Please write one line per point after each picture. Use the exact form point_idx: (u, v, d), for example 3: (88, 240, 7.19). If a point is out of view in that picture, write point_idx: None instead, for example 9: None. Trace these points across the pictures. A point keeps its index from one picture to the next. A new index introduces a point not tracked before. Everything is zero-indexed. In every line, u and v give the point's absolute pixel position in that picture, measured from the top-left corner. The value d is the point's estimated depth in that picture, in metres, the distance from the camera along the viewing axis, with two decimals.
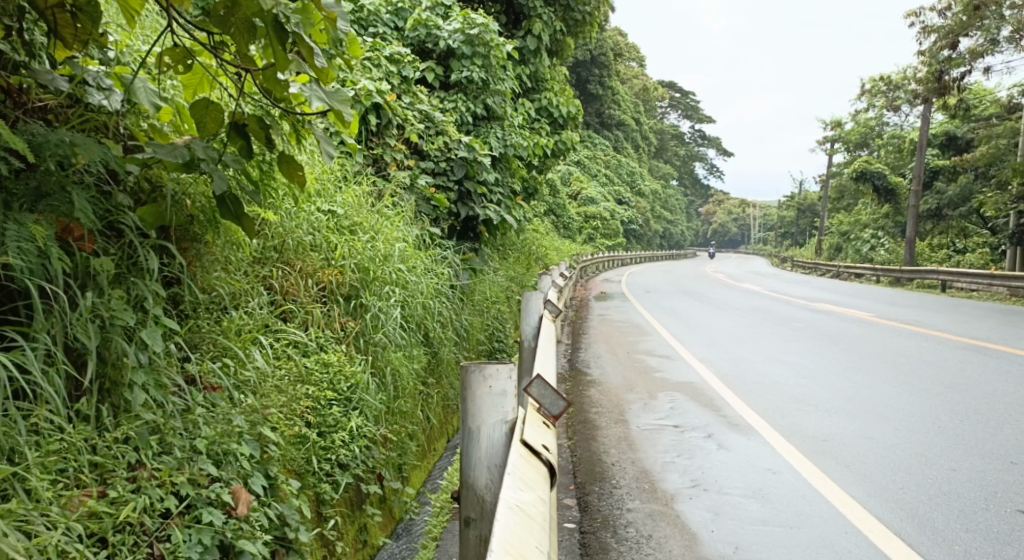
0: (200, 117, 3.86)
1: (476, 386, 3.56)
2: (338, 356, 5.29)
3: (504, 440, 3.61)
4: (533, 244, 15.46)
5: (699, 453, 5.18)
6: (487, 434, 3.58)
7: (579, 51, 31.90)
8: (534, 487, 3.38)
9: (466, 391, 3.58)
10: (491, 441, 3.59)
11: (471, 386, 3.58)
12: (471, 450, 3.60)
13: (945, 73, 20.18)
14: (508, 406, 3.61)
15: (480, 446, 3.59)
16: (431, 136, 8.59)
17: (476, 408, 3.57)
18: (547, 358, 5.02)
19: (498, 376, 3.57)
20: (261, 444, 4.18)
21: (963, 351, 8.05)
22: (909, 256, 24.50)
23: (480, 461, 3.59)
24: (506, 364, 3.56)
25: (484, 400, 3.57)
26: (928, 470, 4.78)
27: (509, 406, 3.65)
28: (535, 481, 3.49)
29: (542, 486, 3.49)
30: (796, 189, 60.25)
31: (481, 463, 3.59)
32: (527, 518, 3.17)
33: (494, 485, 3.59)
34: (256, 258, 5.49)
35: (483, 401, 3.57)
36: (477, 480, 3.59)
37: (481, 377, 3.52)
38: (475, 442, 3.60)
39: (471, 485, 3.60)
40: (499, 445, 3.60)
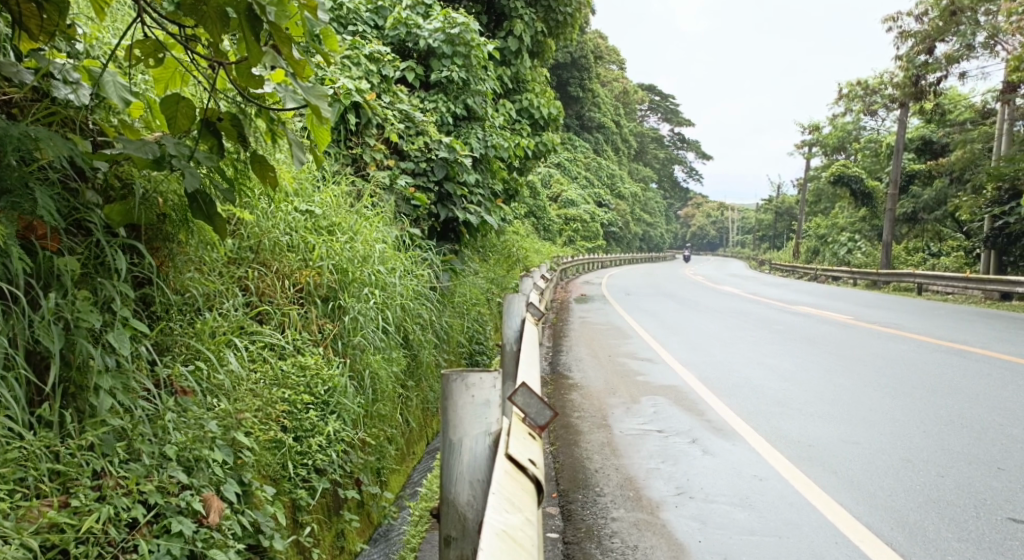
0: (171, 113, 3.75)
1: (458, 396, 3.48)
2: (316, 359, 5.17)
3: (487, 453, 3.52)
4: (514, 246, 15.39)
5: (683, 459, 5.11)
6: (469, 447, 3.50)
7: (559, 53, 31.98)
8: (519, 506, 3.29)
9: (447, 401, 3.50)
10: (473, 455, 3.50)
11: (452, 395, 3.50)
12: (452, 464, 3.50)
13: (923, 78, 20.32)
14: (491, 417, 3.53)
15: (462, 460, 3.50)
16: (411, 136, 8.47)
17: (458, 419, 3.49)
18: (531, 363, 4.91)
19: (481, 385, 3.49)
20: (235, 450, 4.08)
21: (944, 355, 8.05)
22: (887, 259, 24.63)
23: (462, 476, 3.50)
24: (489, 374, 3.48)
25: (466, 411, 3.49)
26: (915, 476, 4.73)
27: (493, 418, 3.57)
28: (521, 497, 3.39)
29: (526, 501, 3.41)
30: (775, 193, 60.60)
31: (463, 478, 3.50)
32: (514, 542, 3.07)
33: (476, 501, 3.50)
34: (231, 259, 5.37)
35: (465, 411, 3.49)
36: (459, 496, 3.49)
37: (463, 386, 3.43)
38: (457, 455, 3.51)
39: (452, 501, 3.51)
40: (482, 458, 3.51)
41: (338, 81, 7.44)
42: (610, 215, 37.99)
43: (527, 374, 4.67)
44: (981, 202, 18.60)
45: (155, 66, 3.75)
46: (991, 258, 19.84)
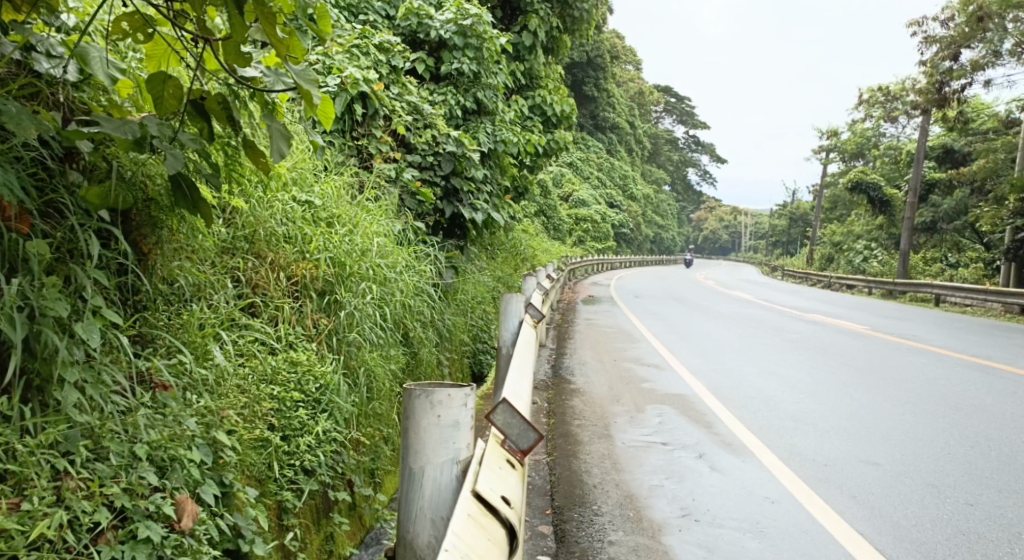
0: (158, 92, 3.54)
1: (422, 415, 3.25)
2: (309, 355, 4.95)
3: (452, 486, 3.30)
4: (521, 244, 15.19)
5: (690, 477, 4.88)
6: (433, 477, 3.28)
7: (575, 52, 31.89)
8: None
9: (409, 421, 3.27)
10: (437, 485, 3.28)
11: (416, 414, 3.27)
12: (413, 497, 3.29)
13: (946, 85, 20.00)
14: (458, 445, 3.30)
15: (424, 493, 3.28)
16: (419, 129, 8.25)
17: (421, 444, 3.26)
18: (524, 371, 4.65)
19: (448, 403, 3.26)
20: (215, 450, 3.87)
21: (966, 371, 7.81)
22: (903, 269, 24.32)
23: (422, 513, 3.28)
24: (457, 393, 3.25)
25: (431, 435, 3.26)
26: (942, 505, 4.48)
27: (462, 445, 3.33)
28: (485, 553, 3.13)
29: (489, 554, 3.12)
30: (790, 198, 60.21)
31: (424, 516, 3.28)
32: None
33: (437, 543, 3.27)
34: (224, 248, 5.18)
35: (430, 434, 3.26)
36: (418, 536, 3.27)
37: (427, 403, 3.20)
38: (419, 486, 3.29)
39: (410, 541, 3.29)
40: (447, 491, 3.29)
41: (345, 70, 7.24)
42: (622, 216, 37.79)
43: (517, 383, 4.38)
44: (1003, 213, 18.21)
45: (143, 42, 3.53)
46: (1012, 271, 19.53)
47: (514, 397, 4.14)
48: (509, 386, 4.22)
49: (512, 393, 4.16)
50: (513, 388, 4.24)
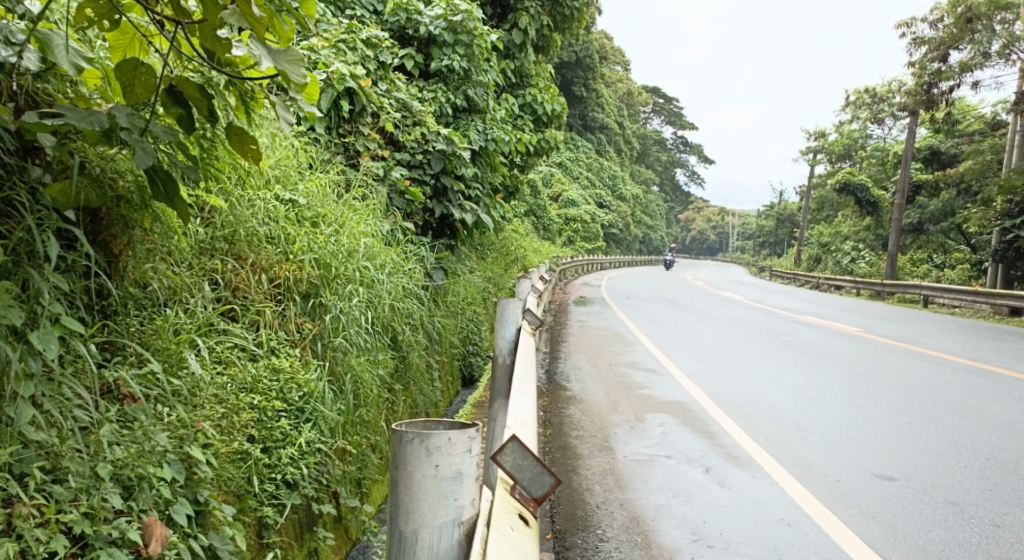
0: (128, 81, 3.27)
1: (416, 466, 2.67)
2: (292, 362, 4.71)
3: (452, 552, 2.74)
4: (512, 245, 14.92)
5: (698, 495, 4.64)
6: (428, 544, 2.70)
7: (564, 52, 31.75)
8: None
9: (400, 470, 2.68)
10: (434, 554, 2.71)
11: (408, 465, 2.68)
12: None
13: (935, 86, 19.84)
14: (458, 501, 2.73)
15: None
16: (408, 126, 7.99)
17: (413, 502, 2.68)
18: (526, 382, 4.34)
19: (448, 450, 2.68)
20: (189, 466, 3.62)
21: (967, 376, 7.62)
22: (891, 270, 24.21)
23: None
24: (458, 437, 2.68)
25: (427, 490, 2.68)
26: (968, 527, 4.26)
27: (463, 501, 2.76)
28: None
29: None
30: (777, 199, 60.21)
31: None
32: None
33: None
34: (203, 249, 4.91)
35: (426, 489, 2.68)
36: None
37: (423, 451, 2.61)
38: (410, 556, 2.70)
39: None
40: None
41: (332, 65, 7.01)
42: (610, 217, 37.60)
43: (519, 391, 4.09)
44: (991, 214, 18.03)
45: (109, 29, 3.27)
46: (998, 272, 19.44)
47: (519, 409, 3.81)
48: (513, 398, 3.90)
49: (517, 406, 3.85)
50: (517, 398, 3.95)
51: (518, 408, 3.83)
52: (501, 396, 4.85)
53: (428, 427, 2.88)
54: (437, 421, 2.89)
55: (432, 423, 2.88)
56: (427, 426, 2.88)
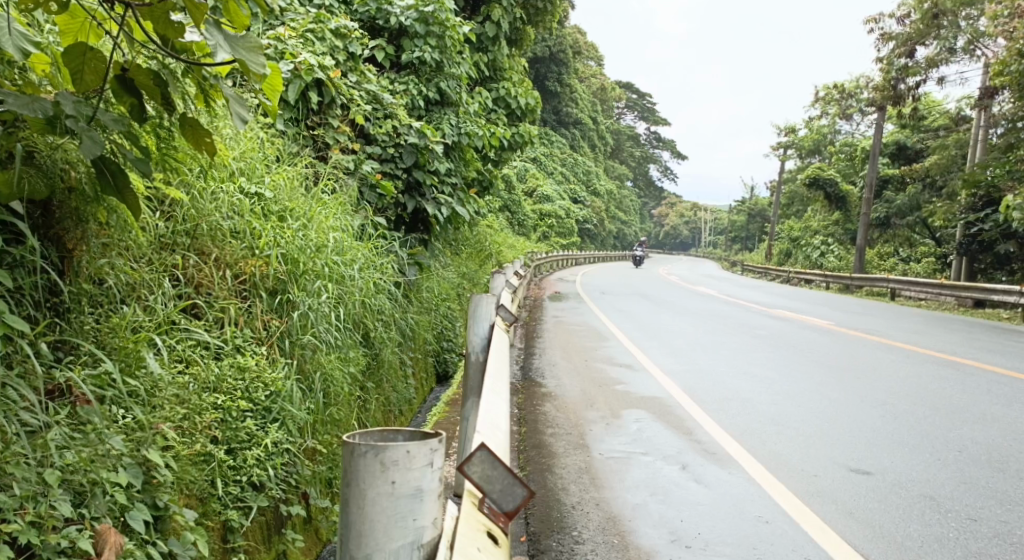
0: (76, 68, 3.11)
1: (370, 483, 2.51)
2: (258, 360, 4.57)
3: None
4: (486, 240, 14.80)
5: (675, 493, 4.54)
6: None
7: (538, 47, 31.68)
8: None
9: (352, 487, 2.53)
10: None
11: (362, 481, 2.53)
12: None
13: (901, 81, 19.75)
14: (419, 520, 2.56)
15: None
16: (379, 118, 7.83)
17: (368, 522, 2.52)
18: (499, 380, 4.17)
19: (407, 465, 2.53)
20: (146, 470, 3.49)
21: (939, 368, 7.61)
22: (861, 263, 24.37)
23: None
24: (417, 449, 2.53)
25: (382, 509, 2.52)
26: (944, 521, 4.19)
27: (425, 521, 2.59)
28: None
29: None
30: (748, 194, 60.46)
31: None
32: None
33: None
34: (163, 244, 4.75)
35: (381, 507, 2.52)
36: None
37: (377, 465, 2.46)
38: None
39: None
40: None
41: (299, 56, 6.87)
42: (584, 212, 37.56)
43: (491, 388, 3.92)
44: (955, 208, 18.12)
45: (56, 12, 3.10)
46: (962, 265, 19.62)
47: (490, 410, 3.65)
48: (484, 398, 3.73)
49: (489, 405, 3.69)
50: (490, 397, 3.79)
51: (489, 408, 3.66)
52: (473, 393, 4.74)
53: (386, 438, 2.75)
54: (397, 432, 2.75)
55: (390, 434, 2.75)
56: (384, 437, 2.74)
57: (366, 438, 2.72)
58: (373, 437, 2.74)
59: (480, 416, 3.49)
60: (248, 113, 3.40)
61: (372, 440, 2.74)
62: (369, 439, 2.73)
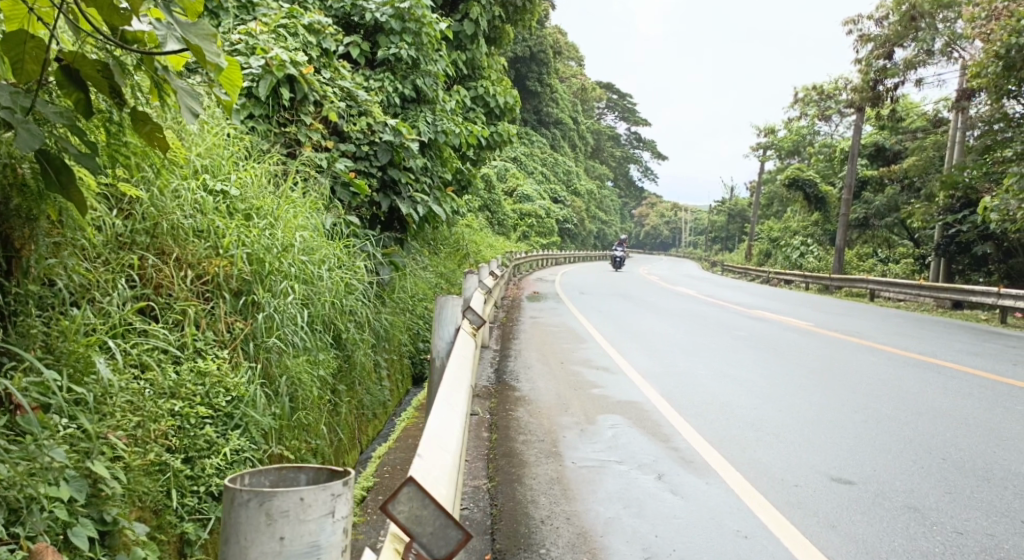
0: (16, 56, 2.92)
1: (254, 539, 2.22)
2: (220, 365, 4.38)
3: None
4: (465, 240, 14.62)
5: (651, 506, 4.40)
6: None
7: (518, 46, 31.57)
8: None
9: (233, 544, 2.23)
10: None
11: (244, 536, 2.23)
12: None
13: (880, 83, 19.71)
14: None
15: None
16: (353, 116, 7.62)
17: None
18: (457, 388, 3.93)
19: (299, 516, 2.23)
20: (91, 483, 3.40)
21: (919, 371, 7.52)
22: (838, 264, 24.42)
23: None
24: (311, 496, 2.24)
25: None
26: (930, 535, 4.07)
27: None
28: None
29: None
30: (728, 195, 60.54)
31: None
32: None
33: None
34: (121, 243, 4.56)
35: None
36: None
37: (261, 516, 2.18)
38: None
39: None
40: None
41: (271, 51, 6.72)
42: (564, 212, 37.46)
43: (447, 401, 3.66)
44: (933, 210, 18.09)
45: None
46: (939, 266, 19.64)
47: (442, 425, 3.40)
48: (434, 411, 3.48)
49: (445, 417, 3.50)
50: (447, 410, 3.60)
51: (439, 423, 3.40)
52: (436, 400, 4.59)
53: (286, 479, 2.47)
54: (299, 471, 2.47)
55: (291, 473, 2.47)
56: (281, 478, 2.46)
57: (260, 480, 2.43)
58: (270, 477, 2.46)
59: (435, 429, 3.31)
60: (202, 108, 3.22)
61: (268, 481, 2.45)
62: (265, 480, 2.44)
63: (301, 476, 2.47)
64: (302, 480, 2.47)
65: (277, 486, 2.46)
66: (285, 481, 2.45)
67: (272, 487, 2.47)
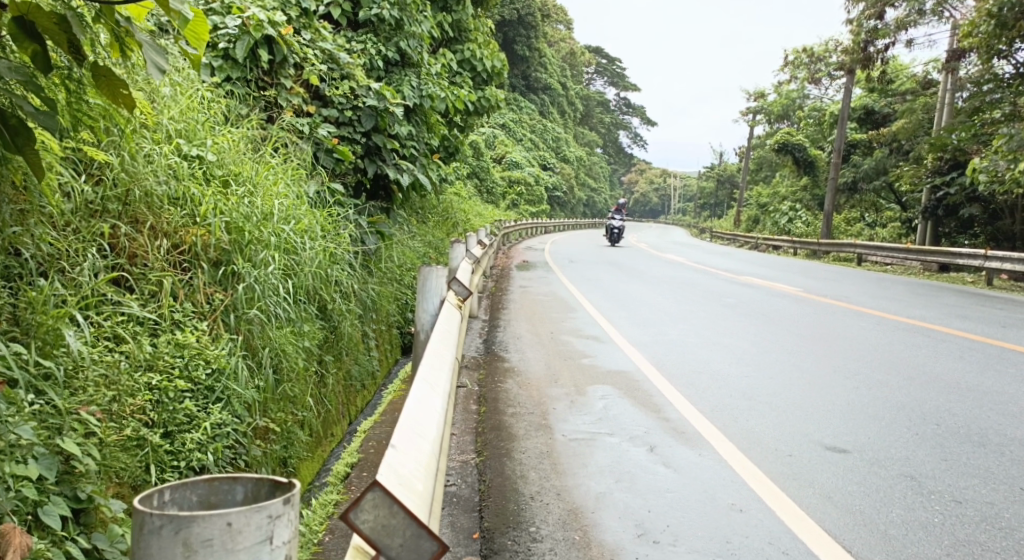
0: None
1: None
2: (199, 336, 4.23)
3: None
4: (454, 209, 14.45)
5: (642, 479, 4.30)
6: None
7: (505, 10, 31.15)
8: None
9: None
10: None
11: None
12: None
13: (870, 44, 19.44)
14: None
15: None
16: (335, 80, 7.39)
17: None
18: (437, 366, 3.73)
19: (227, 541, 2.18)
20: (63, 459, 3.30)
21: (910, 335, 7.41)
22: (828, 229, 24.34)
23: None
24: (237, 519, 2.18)
25: None
26: (928, 505, 3.98)
27: None
28: None
29: None
30: (717, 161, 60.23)
31: None
32: None
33: None
34: (93, 211, 4.39)
35: None
36: None
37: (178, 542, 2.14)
38: None
39: None
40: None
41: (248, 11, 6.53)
42: (554, 179, 37.24)
43: (428, 380, 3.46)
44: (922, 172, 17.92)
45: None
46: (927, 230, 19.55)
47: (421, 407, 3.21)
48: (411, 392, 3.28)
49: (426, 393, 3.36)
50: (427, 384, 3.45)
51: (417, 406, 3.21)
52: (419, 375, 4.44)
53: (218, 492, 2.39)
54: (234, 484, 2.39)
55: (224, 485, 2.39)
56: (213, 491, 2.38)
57: (189, 495, 2.36)
58: (200, 492, 2.38)
59: (414, 405, 3.18)
60: (168, 64, 3.10)
61: (197, 494, 2.38)
62: (194, 495, 2.37)
63: (237, 489, 2.40)
64: (237, 493, 2.39)
65: (208, 500, 2.39)
66: (217, 495, 2.38)
67: (203, 500, 2.39)
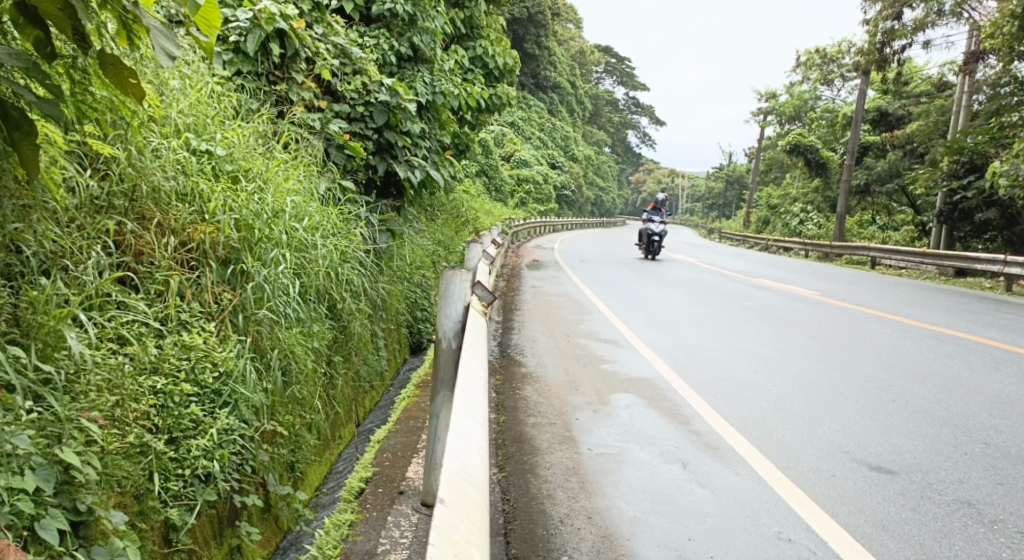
0: None
1: None
2: (207, 338, 4.05)
3: None
4: (463, 207, 14.27)
5: (679, 501, 4.13)
6: None
7: (515, 8, 30.90)
8: None
9: None
10: None
11: None
12: None
13: (887, 45, 19.17)
14: None
15: None
16: (347, 75, 7.20)
17: None
18: (475, 383, 3.54)
19: None
20: (61, 468, 3.17)
21: (939, 344, 7.22)
22: (840, 231, 24.08)
23: None
24: None
25: None
26: (993, 536, 3.83)
27: None
28: None
29: None
30: (726, 162, 59.90)
31: None
32: None
33: None
34: (98, 207, 4.23)
35: None
36: None
37: None
38: None
39: None
40: None
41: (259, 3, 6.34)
42: (563, 178, 37.02)
43: (464, 401, 3.28)
44: (937, 175, 17.67)
45: None
46: (942, 233, 19.33)
47: (463, 437, 3.03)
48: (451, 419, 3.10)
49: (465, 416, 3.18)
50: (465, 403, 3.26)
51: (458, 436, 3.03)
52: (445, 392, 4.24)
53: None
54: None
55: None
56: None
57: None
58: None
59: (454, 437, 2.99)
60: (176, 50, 3.02)
61: None
62: None
63: None
64: None
65: None
66: None
67: None
